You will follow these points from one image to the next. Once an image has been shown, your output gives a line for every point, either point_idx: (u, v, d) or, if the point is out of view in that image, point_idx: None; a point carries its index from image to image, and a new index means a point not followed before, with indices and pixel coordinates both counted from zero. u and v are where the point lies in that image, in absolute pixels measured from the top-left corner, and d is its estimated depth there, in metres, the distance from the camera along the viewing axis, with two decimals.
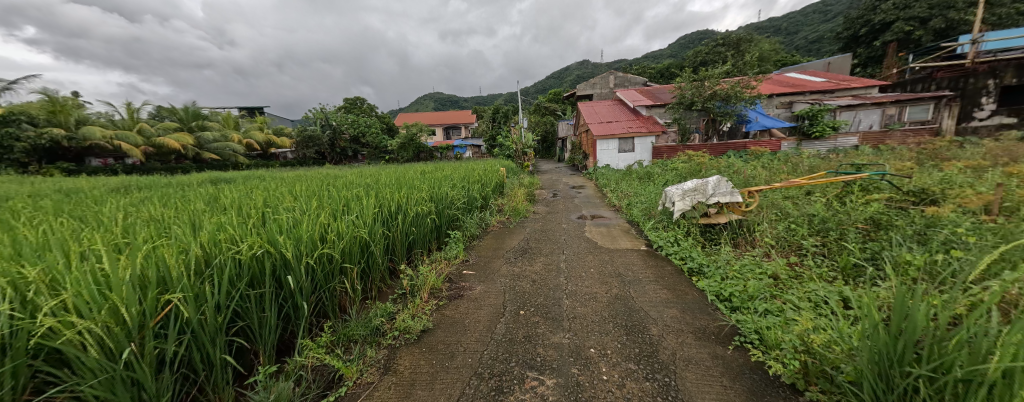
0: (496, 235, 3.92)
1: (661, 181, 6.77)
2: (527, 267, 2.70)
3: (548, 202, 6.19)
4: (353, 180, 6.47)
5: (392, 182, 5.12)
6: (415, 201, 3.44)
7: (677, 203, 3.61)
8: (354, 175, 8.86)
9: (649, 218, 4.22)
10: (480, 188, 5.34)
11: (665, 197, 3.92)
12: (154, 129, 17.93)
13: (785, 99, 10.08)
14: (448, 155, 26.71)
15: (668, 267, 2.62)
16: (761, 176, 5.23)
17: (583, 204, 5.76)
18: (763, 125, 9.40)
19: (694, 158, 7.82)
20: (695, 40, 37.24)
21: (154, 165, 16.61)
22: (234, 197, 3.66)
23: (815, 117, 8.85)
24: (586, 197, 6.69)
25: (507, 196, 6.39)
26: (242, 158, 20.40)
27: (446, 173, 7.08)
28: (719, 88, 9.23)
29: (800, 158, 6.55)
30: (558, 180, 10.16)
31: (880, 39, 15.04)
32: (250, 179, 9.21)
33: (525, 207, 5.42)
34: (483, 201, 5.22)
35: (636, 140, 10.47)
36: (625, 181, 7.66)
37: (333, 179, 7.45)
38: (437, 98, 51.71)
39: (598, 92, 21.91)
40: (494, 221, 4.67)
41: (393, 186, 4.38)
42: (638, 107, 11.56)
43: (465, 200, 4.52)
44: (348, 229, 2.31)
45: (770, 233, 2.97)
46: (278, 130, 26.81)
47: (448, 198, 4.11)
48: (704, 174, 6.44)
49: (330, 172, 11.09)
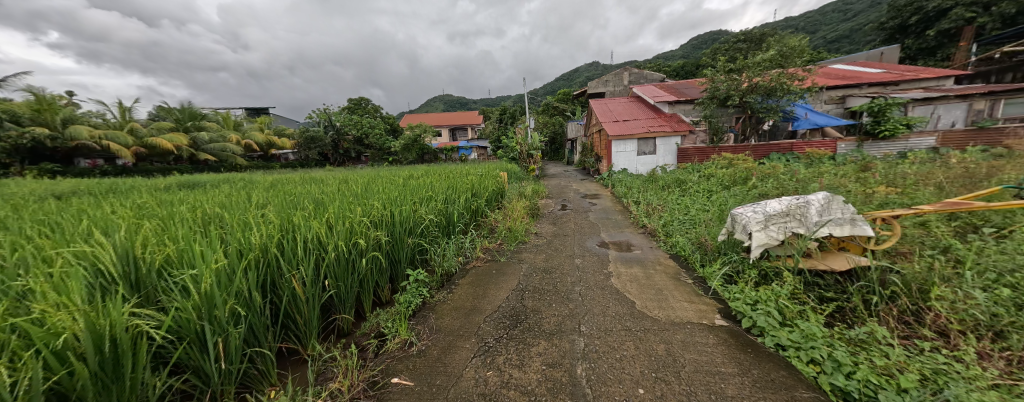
0: (479, 276, 2.69)
1: (698, 192, 5.42)
2: (512, 375, 1.42)
3: (555, 218, 4.90)
4: (320, 188, 5.33)
5: (350, 193, 3.94)
6: (348, 228, 2.22)
7: (754, 232, 2.31)
8: (333, 180, 7.72)
9: (702, 251, 2.92)
10: (466, 200, 4.14)
11: (728, 222, 2.61)
12: (147, 130, 17.22)
13: (837, 92, 8.63)
14: (452, 157, 25.67)
15: (797, 388, 1.30)
16: (848, 190, 3.86)
17: (600, 222, 4.46)
18: (814, 123, 7.95)
19: (735, 161, 6.46)
20: (709, 40, 35.52)
21: (146, 167, 15.91)
22: (94, 214, 2.53)
23: (882, 113, 7.33)
24: (603, 211, 5.37)
25: (503, 208, 5.17)
26: (240, 159, 19.68)
27: (433, 180, 5.89)
28: (760, 80, 7.84)
29: (882, 164, 5.16)
30: (568, 186, 8.85)
31: (935, 28, 13.30)
32: (220, 184, 8.16)
33: (525, 227, 4.17)
34: (468, 218, 4.02)
35: (658, 140, 9.08)
36: (648, 189, 6.35)
37: (303, 186, 6.33)
38: (445, 99, 50.95)
39: (610, 90, 20.56)
40: (479, 248, 3.43)
41: (342, 199, 3.25)
42: (660, 103, 10.20)
43: (441, 220, 3.35)
44: (123, 318, 1.07)
45: (964, 303, 1.61)
46: (279, 131, 26.15)
47: (409, 221, 2.87)
48: (755, 183, 5.08)
49: (315, 176, 10.00)
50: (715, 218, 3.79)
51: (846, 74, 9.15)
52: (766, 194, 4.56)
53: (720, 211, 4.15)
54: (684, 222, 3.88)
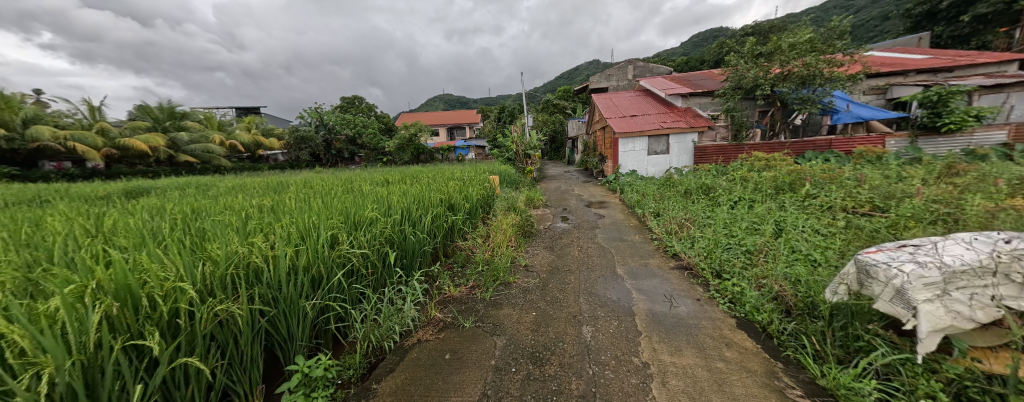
0: (424, 368, 1.56)
1: (735, 204, 4.31)
2: None
3: (553, 239, 3.81)
4: (258, 199, 4.24)
5: (268, 212, 2.82)
6: (140, 301, 1.08)
7: (926, 304, 1.23)
8: (298, 185, 6.68)
9: (792, 317, 1.80)
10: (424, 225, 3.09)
11: (848, 272, 1.55)
12: (120, 130, 16.15)
13: (879, 81, 7.59)
14: (449, 157, 24.64)
15: None
16: (969, 207, 2.74)
17: (613, 247, 3.34)
18: (857, 116, 6.83)
19: (771, 162, 5.33)
20: (712, 37, 34.24)
21: (119, 169, 14.85)
22: None
23: (943, 103, 6.10)
24: (614, 227, 4.26)
25: (486, 224, 4.09)
26: (223, 161, 18.59)
27: (404, 187, 4.83)
28: (794, 66, 6.74)
29: (975, 165, 4.03)
30: (569, 191, 7.77)
31: (970, 13, 12.18)
32: (167, 191, 7.05)
33: (509, 255, 3.07)
34: (426, 249, 2.93)
35: (671, 138, 7.95)
36: (667, 196, 5.27)
37: (249, 195, 5.22)
38: (444, 98, 49.93)
39: (614, 85, 19.48)
40: (439, 297, 2.29)
41: (230, 225, 2.18)
42: (672, 96, 9.08)
43: (378, 257, 2.25)
44: None
45: None
46: (267, 131, 25.08)
47: (314, 266, 1.73)
48: (810, 191, 3.99)
49: (286, 180, 8.91)
50: (782, 248, 2.68)
51: (886, 61, 8.06)
52: (835, 209, 3.44)
53: (781, 235, 3.02)
54: (735, 253, 2.76)
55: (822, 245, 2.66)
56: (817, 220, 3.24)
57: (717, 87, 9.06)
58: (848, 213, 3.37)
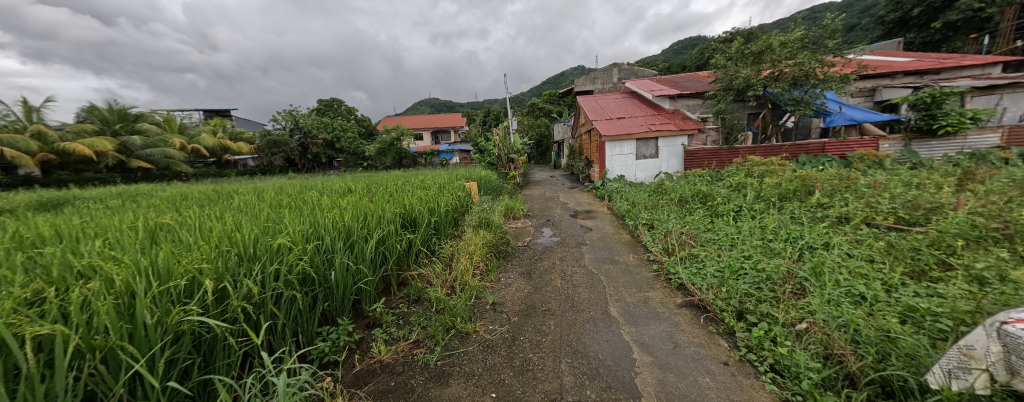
0: None
1: (739, 215, 3.80)
2: None
3: (530, 261, 3.19)
4: (172, 214, 3.49)
5: (142, 235, 2.10)
6: None
7: None
8: (246, 195, 5.83)
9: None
10: (360, 252, 2.46)
11: (980, 344, 0.98)
12: (62, 133, 14.60)
13: (868, 83, 7.39)
14: (433, 161, 23.78)
15: None
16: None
17: (603, 273, 2.73)
18: (850, 118, 6.57)
19: (771, 167, 4.88)
20: (690, 45, 34.79)
21: (59, 176, 13.35)
22: None
23: (937, 105, 5.86)
24: (604, 243, 3.66)
25: (451, 243, 3.43)
26: (182, 166, 17.10)
27: (357, 197, 4.15)
28: (786, 66, 6.40)
29: (994, 171, 3.66)
30: (554, 198, 7.20)
31: (941, 20, 12.44)
32: (90, 203, 6.03)
33: (472, 289, 2.42)
34: (357, 286, 2.28)
35: (660, 141, 7.51)
36: (662, 205, 4.75)
37: (175, 208, 4.36)
38: (428, 101, 48.95)
39: (599, 87, 19.20)
40: (360, 368, 1.61)
41: (36, 265, 1.48)
42: (659, 98, 8.67)
43: (262, 312, 1.59)
44: None
45: None
46: (236, 134, 23.57)
47: (111, 353, 1.05)
48: (822, 200, 3.53)
49: (243, 188, 7.98)
50: (814, 278, 2.13)
51: (873, 63, 7.89)
52: (857, 223, 2.96)
53: (806, 256, 2.48)
54: (757, 284, 2.18)
55: (862, 272, 2.12)
56: (841, 235, 2.73)
57: (705, 88, 8.72)
58: (872, 226, 2.90)
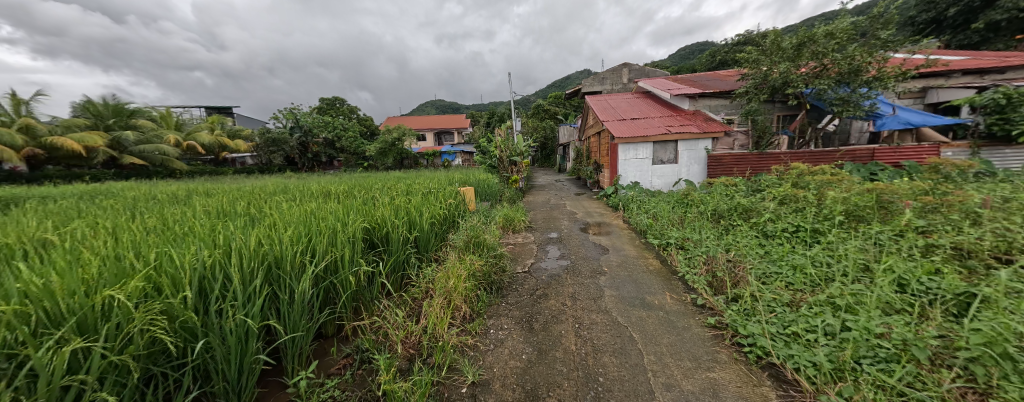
0: None
1: (801, 239, 2.94)
2: None
3: (532, 299, 2.36)
4: (77, 224, 2.76)
5: None
6: None
7: None
8: (208, 197, 5.08)
9: None
10: (278, 293, 1.66)
11: None
12: (50, 127, 14.03)
13: (922, 81, 6.48)
14: (435, 163, 23.06)
15: None
16: None
17: (635, 326, 1.92)
18: (905, 121, 5.72)
19: (826, 177, 4.03)
20: (699, 49, 34.24)
21: (43, 172, 12.69)
22: None
23: (1015, 108, 4.93)
24: (627, 273, 2.83)
25: (428, 270, 2.61)
26: (177, 163, 16.33)
27: (319, 205, 3.39)
28: (830, 60, 5.57)
29: None
30: (561, 206, 6.39)
31: (980, 20, 11.55)
32: (32, 203, 5.29)
33: (444, 353, 1.63)
34: (267, 349, 1.50)
35: (679, 145, 6.67)
36: (691, 221, 3.92)
37: (108, 214, 3.64)
38: (433, 103, 48.73)
39: (607, 88, 18.39)
40: None
41: None
42: (678, 97, 7.85)
43: None
44: None
45: None
46: (234, 132, 23.03)
47: None
48: (916, 222, 2.67)
49: (217, 188, 7.24)
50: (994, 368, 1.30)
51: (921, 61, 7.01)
52: (990, 260, 2.10)
53: (951, 321, 1.63)
54: (902, 373, 1.34)
55: None
56: (985, 281, 1.86)
57: (729, 87, 7.88)
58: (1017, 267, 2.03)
